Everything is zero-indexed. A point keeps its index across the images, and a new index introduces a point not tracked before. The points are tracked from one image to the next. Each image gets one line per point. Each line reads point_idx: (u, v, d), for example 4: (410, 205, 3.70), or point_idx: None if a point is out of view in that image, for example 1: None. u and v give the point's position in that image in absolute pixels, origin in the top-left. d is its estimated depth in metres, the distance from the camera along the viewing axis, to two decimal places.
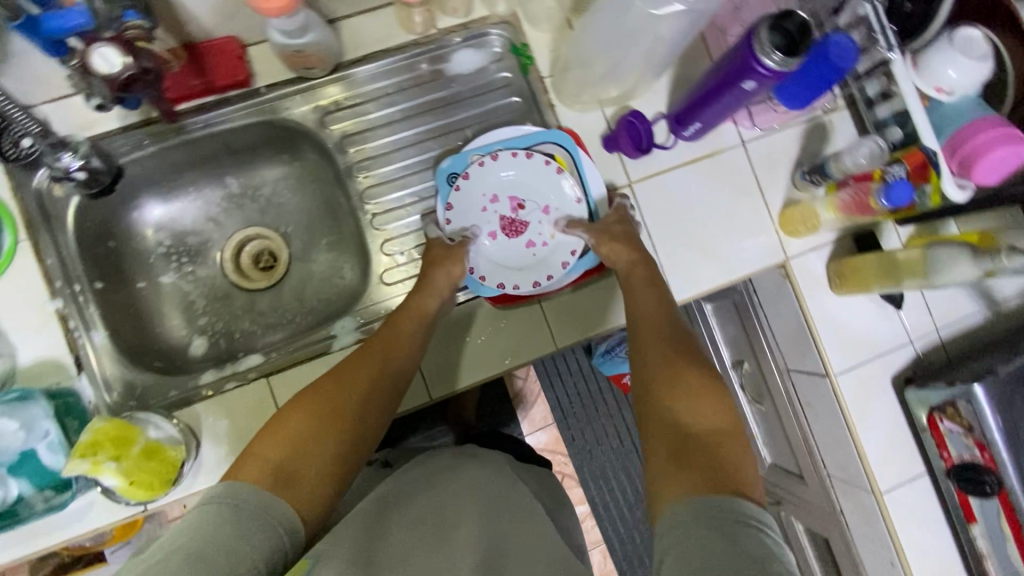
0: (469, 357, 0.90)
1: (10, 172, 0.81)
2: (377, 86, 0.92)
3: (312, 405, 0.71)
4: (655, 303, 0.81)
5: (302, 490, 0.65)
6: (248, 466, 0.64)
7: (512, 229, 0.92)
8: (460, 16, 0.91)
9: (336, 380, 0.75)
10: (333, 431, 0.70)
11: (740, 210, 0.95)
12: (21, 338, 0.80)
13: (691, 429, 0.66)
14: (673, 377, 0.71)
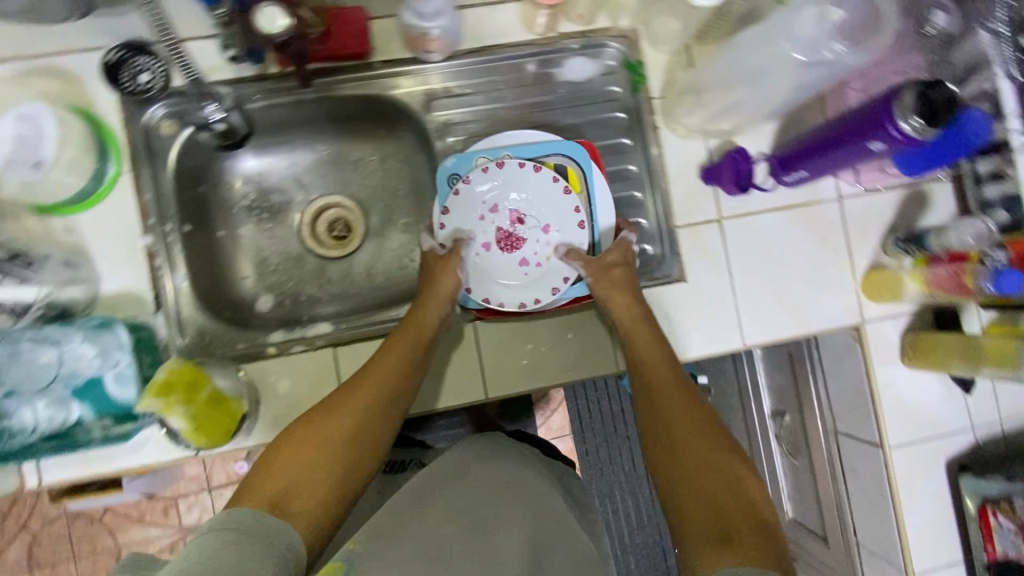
0: (475, 377, 0.89)
1: (123, 105, 0.82)
2: (486, 79, 0.92)
3: (306, 430, 0.70)
4: (664, 373, 0.81)
5: (301, 517, 0.63)
6: (247, 498, 0.63)
7: (508, 243, 0.92)
8: (582, 23, 0.90)
9: (330, 405, 0.73)
10: (329, 457, 0.69)
11: (824, 265, 0.93)
12: (108, 267, 0.81)
13: (720, 505, 0.65)
14: (690, 453, 0.71)
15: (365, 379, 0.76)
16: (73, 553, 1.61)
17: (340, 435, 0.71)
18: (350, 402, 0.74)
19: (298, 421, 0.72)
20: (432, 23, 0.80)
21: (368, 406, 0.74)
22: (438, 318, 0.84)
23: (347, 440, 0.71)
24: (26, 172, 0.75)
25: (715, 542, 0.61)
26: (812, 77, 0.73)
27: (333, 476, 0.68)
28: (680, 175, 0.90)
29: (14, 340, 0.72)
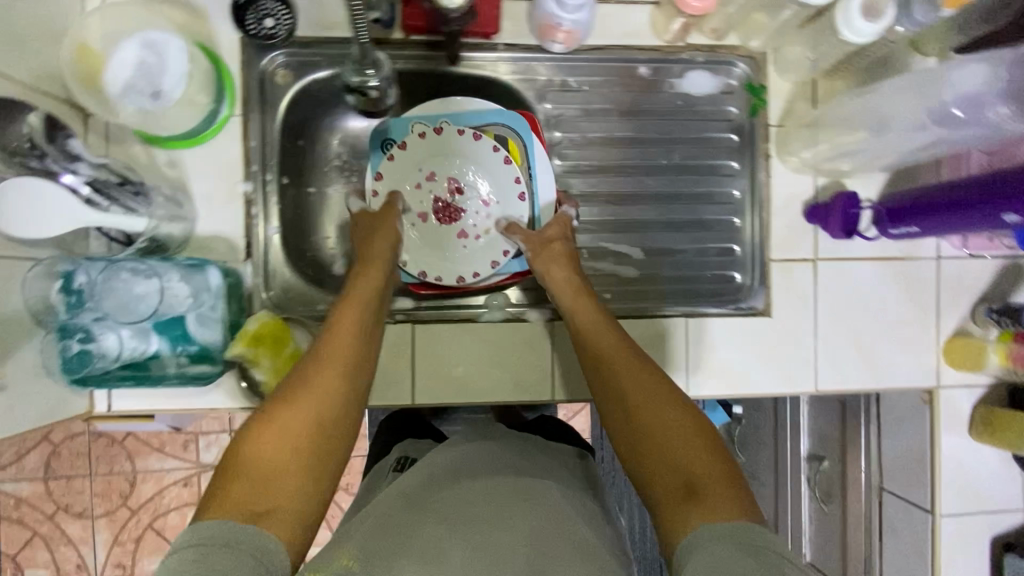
0: (474, 367, 0.85)
1: (244, 47, 0.82)
2: (604, 77, 0.89)
3: (270, 423, 0.61)
4: (597, 326, 0.75)
5: (285, 517, 0.56)
6: (216, 508, 0.54)
7: (448, 215, 0.91)
8: (713, 37, 0.88)
9: (288, 391, 0.64)
10: (297, 446, 0.60)
11: (911, 323, 0.91)
12: (205, 207, 0.81)
13: (690, 467, 0.61)
14: (643, 414, 0.66)
15: (324, 346, 0.68)
16: (90, 471, 1.60)
17: (309, 419, 0.62)
18: (315, 380, 0.65)
19: (255, 414, 0.62)
20: (570, 17, 0.77)
21: (337, 387, 0.65)
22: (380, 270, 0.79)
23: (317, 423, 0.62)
24: (144, 103, 0.74)
25: (683, 497, 0.59)
26: (960, 137, 0.71)
27: (307, 463, 0.60)
28: (783, 209, 0.89)
29: (117, 267, 0.72)
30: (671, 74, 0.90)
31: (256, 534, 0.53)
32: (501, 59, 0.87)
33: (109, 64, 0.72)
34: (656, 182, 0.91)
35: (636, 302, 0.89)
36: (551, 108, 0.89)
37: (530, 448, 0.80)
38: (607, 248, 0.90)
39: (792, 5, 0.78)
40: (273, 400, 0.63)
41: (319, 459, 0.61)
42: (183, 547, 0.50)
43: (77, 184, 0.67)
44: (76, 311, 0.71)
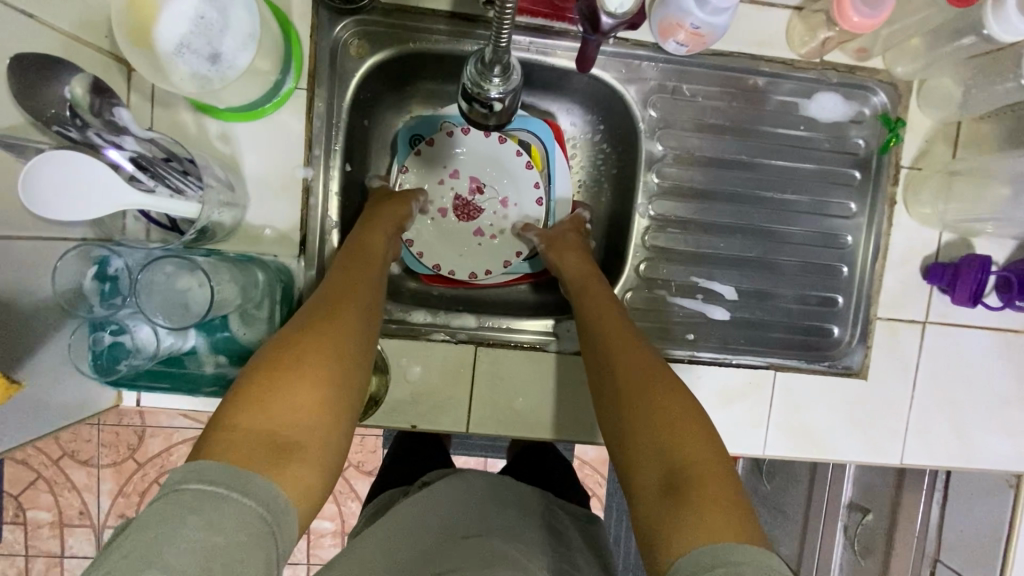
0: (517, 394, 0.76)
1: (317, 10, 0.71)
2: (721, 90, 0.78)
3: (285, 356, 0.52)
4: (605, 301, 0.69)
5: (302, 465, 0.48)
6: (219, 445, 0.46)
7: (465, 212, 0.85)
8: (855, 58, 0.77)
9: (303, 325, 0.55)
10: (316, 381, 0.52)
11: (1016, 404, 0.82)
12: (259, 192, 0.73)
13: (685, 457, 0.53)
14: (641, 393, 0.58)
15: (343, 285, 0.61)
16: (97, 420, 1.53)
17: (329, 356, 0.54)
18: (335, 317, 0.57)
19: (265, 349, 0.54)
20: (706, 18, 0.65)
21: (356, 328, 0.58)
22: (396, 220, 0.73)
23: (338, 362, 0.54)
24: (200, 66, 0.62)
25: (665, 496, 0.52)
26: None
27: (328, 404, 0.52)
28: (899, 263, 0.79)
29: (161, 258, 0.61)
30: (796, 92, 0.79)
31: (263, 481, 0.45)
32: (607, 56, 0.75)
33: (162, 15, 0.60)
34: (758, 214, 0.81)
35: (721, 347, 0.80)
36: (656, 117, 0.78)
37: (512, 500, 0.71)
38: (699, 284, 0.81)
39: (969, 36, 0.66)
40: (286, 333, 0.55)
41: (339, 406, 0.53)
42: (183, 489, 0.42)
43: (122, 159, 0.56)
44: (110, 301, 0.62)
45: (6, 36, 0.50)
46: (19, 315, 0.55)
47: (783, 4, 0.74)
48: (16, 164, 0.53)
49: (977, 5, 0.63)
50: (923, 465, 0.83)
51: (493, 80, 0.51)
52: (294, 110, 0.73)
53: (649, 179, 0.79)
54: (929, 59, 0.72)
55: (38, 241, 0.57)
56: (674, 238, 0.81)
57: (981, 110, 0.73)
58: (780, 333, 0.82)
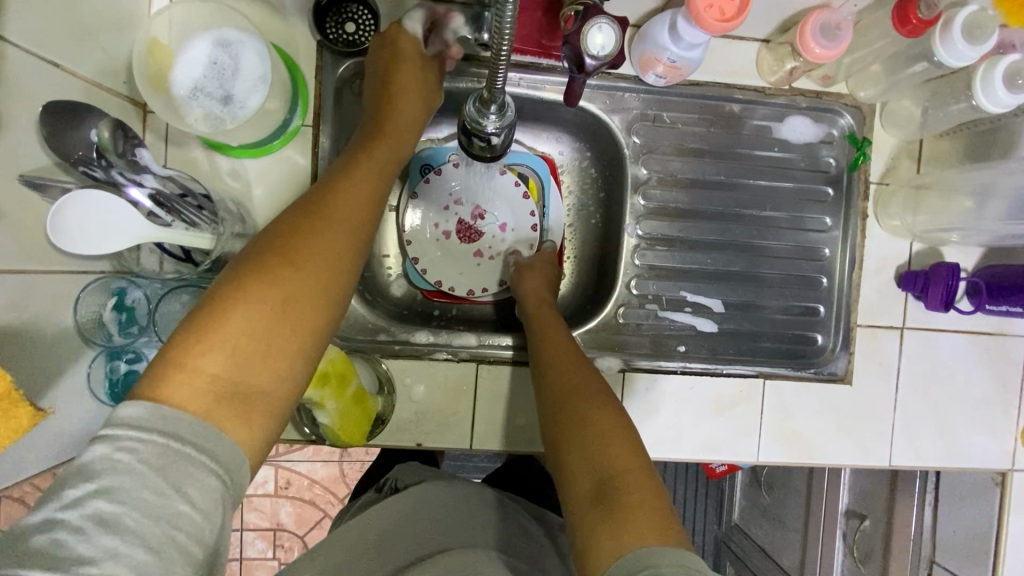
0: (516, 408, 0.79)
1: (320, 53, 0.76)
2: (699, 116, 0.84)
3: (254, 286, 0.45)
4: (549, 328, 0.73)
5: (263, 411, 0.44)
6: (173, 386, 0.41)
7: (466, 235, 0.89)
8: (821, 84, 0.82)
9: (275, 250, 0.47)
10: (286, 321, 0.46)
11: (992, 404, 0.86)
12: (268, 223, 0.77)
13: (613, 462, 0.54)
14: (580, 405, 0.60)
15: (329, 204, 0.52)
16: None
17: (307, 292, 0.47)
18: (311, 246, 0.48)
19: (230, 273, 0.46)
20: (681, 53, 0.71)
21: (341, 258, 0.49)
22: (396, 135, 0.63)
23: (312, 298, 0.47)
24: (213, 107, 0.67)
25: (592, 503, 0.52)
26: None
27: (300, 345, 0.47)
28: (875, 273, 0.84)
29: (179, 290, 0.67)
30: (766, 116, 0.84)
31: (217, 431, 0.41)
32: (592, 88, 0.81)
33: (178, 61, 0.66)
34: (740, 231, 0.86)
35: (711, 358, 0.84)
36: (640, 143, 0.83)
37: (489, 509, 0.72)
38: (687, 298, 0.86)
39: (922, 62, 0.72)
40: (256, 258, 0.47)
41: (315, 346, 0.48)
42: (133, 439, 0.39)
43: (142, 197, 0.61)
44: (127, 331, 0.67)
45: (37, 88, 0.54)
46: (44, 345, 0.58)
47: (752, 37, 0.80)
48: (44, 204, 0.57)
49: (928, 36, 0.69)
50: (910, 467, 0.86)
51: (490, 117, 0.55)
52: (301, 144, 0.77)
53: (637, 201, 0.84)
54: (890, 83, 0.78)
55: (63, 275, 0.60)
56: (663, 255, 0.85)
57: (940, 128, 0.79)
58: (766, 342, 0.86)
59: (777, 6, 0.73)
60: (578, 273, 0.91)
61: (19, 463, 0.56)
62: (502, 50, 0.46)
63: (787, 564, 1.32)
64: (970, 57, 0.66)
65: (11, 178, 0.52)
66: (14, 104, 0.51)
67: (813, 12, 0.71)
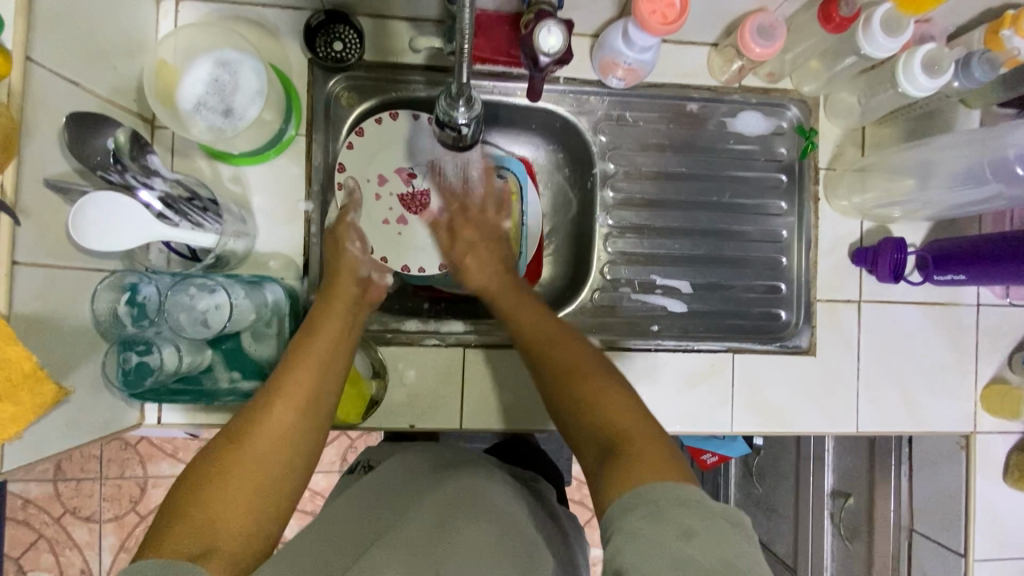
0: (503, 387, 0.85)
1: (311, 70, 0.84)
2: (659, 114, 0.91)
3: (218, 469, 0.56)
4: (513, 298, 0.76)
5: (231, 557, 0.52)
6: (157, 546, 0.50)
7: (415, 204, 0.89)
8: (767, 81, 0.91)
9: (240, 430, 0.59)
10: (242, 491, 0.56)
11: (949, 369, 0.92)
12: (266, 224, 0.84)
13: (615, 427, 0.58)
14: (568, 376, 0.64)
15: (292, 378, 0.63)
16: (100, 473, 1.45)
17: (261, 464, 0.57)
18: (262, 426, 0.59)
19: (201, 457, 0.58)
20: (635, 56, 0.79)
21: (284, 427, 0.60)
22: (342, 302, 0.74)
23: (265, 469, 0.58)
24: (215, 119, 0.74)
25: (602, 460, 0.57)
26: (1020, 193, 0.74)
27: (259, 507, 0.56)
28: (830, 251, 0.91)
29: (185, 282, 0.72)
30: (724, 112, 0.92)
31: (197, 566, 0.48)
32: (559, 93, 0.89)
33: (182, 81, 0.74)
34: (704, 217, 0.93)
35: (683, 335, 0.90)
36: (606, 141, 0.91)
37: (479, 461, 0.75)
38: (658, 281, 0.92)
39: (852, 56, 0.81)
40: (227, 438, 0.59)
41: (269, 502, 0.57)
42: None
43: (152, 199, 0.67)
44: (140, 322, 0.69)
45: (61, 103, 0.62)
46: (62, 333, 0.63)
47: (702, 42, 0.89)
48: (64, 206, 0.63)
49: (853, 32, 0.77)
50: (876, 432, 0.91)
51: (459, 110, 0.62)
52: (294, 152, 0.84)
53: (605, 194, 0.92)
54: (828, 76, 0.86)
55: (80, 271, 0.66)
56: (634, 243, 0.92)
57: (877, 116, 0.87)
58: (735, 320, 0.93)
59: (719, 12, 0.81)
60: (557, 263, 0.97)
61: (40, 443, 0.60)
62: (464, 50, 0.54)
63: (783, 551, 1.34)
64: (889, 48, 0.74)
65: (37, 181, 0.59)
66: (41, 115, 0.59)
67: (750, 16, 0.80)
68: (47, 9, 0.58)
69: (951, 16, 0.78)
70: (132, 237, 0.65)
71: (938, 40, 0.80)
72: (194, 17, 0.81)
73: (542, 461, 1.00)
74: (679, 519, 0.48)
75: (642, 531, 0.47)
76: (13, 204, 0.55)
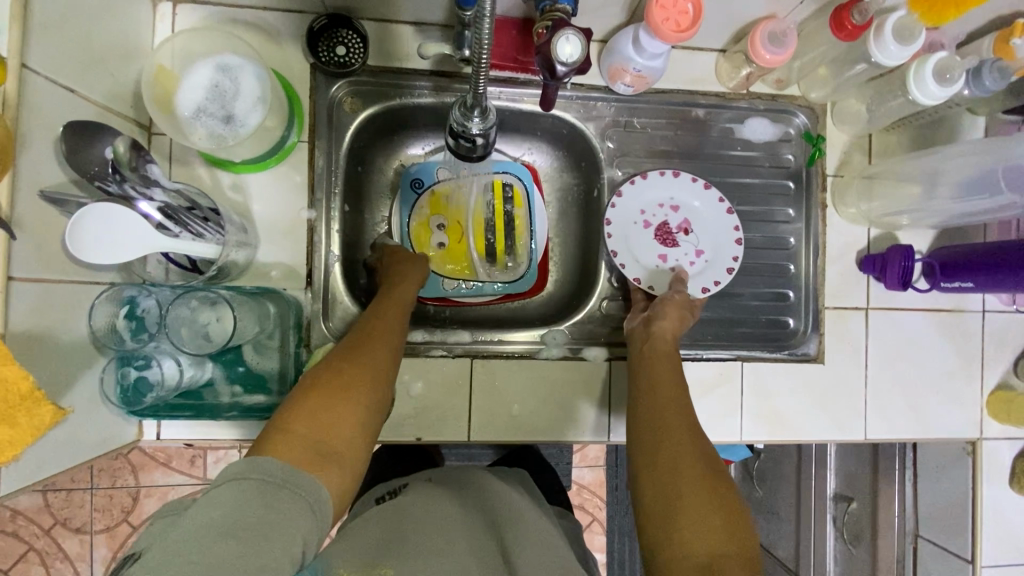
0: (511, 397, 0.83)
1: (314, 74, 0.82)
2: (665, 119, 0.90)
3: (333, 375, 0.58)
4: (667, 377, 0.71)
5: (340, 471, 0.52)
6: (275, 446, 0.51)
7: (662, 236, 0.92)
8: (775, 87, 0.90)
9: (353, 349, 0.62)
10: (357, 398, 0.57)
11: (954, 377, 0.92)
12: (268, 234, 0.82)
13: (719, 550, 0.55)
14: (683, 477, 0.60)
15: (377, 323, 0.68)
16: (92, 482, 1.42)
17: (373, 379, 0.60)
18: (370, 352, 0.62)
19: (313, 370, 0.60)
20: (644, 63, 0.78)
21: (386, 357, 0.63)
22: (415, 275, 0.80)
23: (375, 384, 0.60)
24: (216, 126, 0.72)
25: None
26: None
27: (365, 423, 0.57)
28: (838, 258, 0.91)
29: (187, 295, 0.69)
30: (731, 119, 0.91)
31: (309, 479, 0.49)
32: (566, 99, 0.87)
33: (181, 87, 0.71)
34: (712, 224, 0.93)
35: (691, 343, 0.89)
36: (613, 147, 0.91)
37: (502, 479, 0.78)
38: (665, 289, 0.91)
39: (861, 64, 0.80)
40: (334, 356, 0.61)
41: (372, 418, 0.58)
42: (237, 482, 0.46)
43: (151, 210, 0.65)
44: (138, 337, 0.68)
45: (56, 112, 0.59)
46: (61, 350, 0.61)
47: (709, 47, 0.88)
48: (60, 218, 0.61)
49: (863, 39, 0.77)
50: (884, 438, 0.91)
51: (474, 120, 0.62)
52: (296, 160, 0.82)
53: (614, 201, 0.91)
54: (836, 83, 0.86)
55: (76, 285, 0.64)
56: (641, 253, 0.91)
57: (885, 123, 0.87)
58: (742, 328, 0.92)
59: (727, 19, 0.80)
60: (561, 273, 0.96)
61: (38, 464, 0.58)
62: (482, 60, 0.53)
63: (784, 554, 1.34)
64: (901, 56, 0.74)
65: (33, 193, 0.56)
66: (36, 124, 0.56)
67: (760, 23, 0.79)
68: (42, 15, 0.56)
69: (960, 23, 0.77)
70: (132, 251, 0.63)
71: (948, 48, 0.79)
72: (193, 20, 0.79)
73: (547, 470, 0.99)
74: None
75: None
76: (9, 218, 0.53)
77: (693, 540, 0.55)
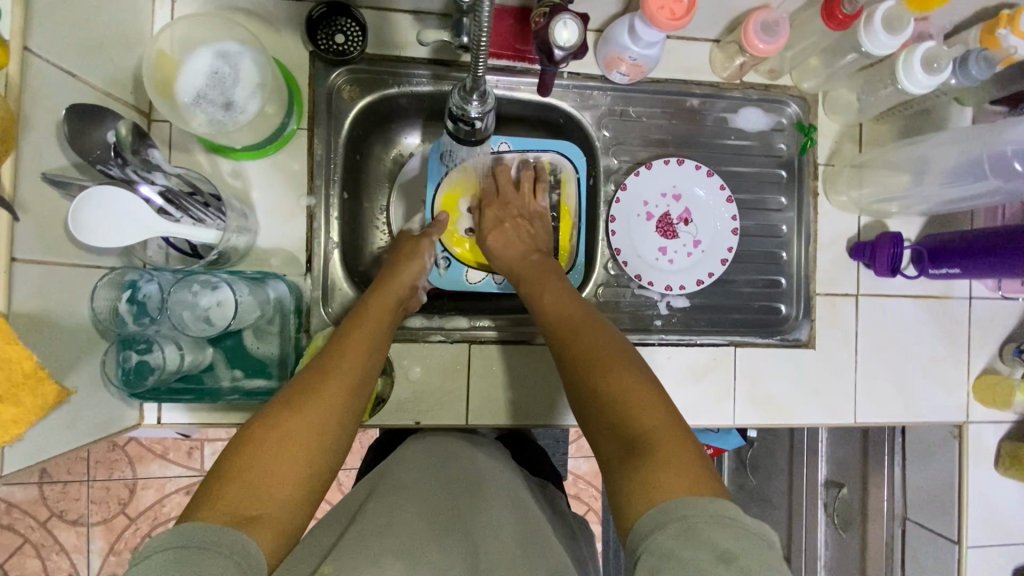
0: (509, 381, 0.85)
1: (313, 62, 0.83)
2: (660, 109, 0.92)
3: (269, 429, 0.56)
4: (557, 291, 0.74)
5: (270, 530, 0.51)
6: (203, 509, 0.50)
7: (664, 228, 0.94)
8: (768, 77, 0.92)
9: (297, 396, 0.59)
10: (295, 456, 0.55)
11: (941, 361, 0.94)
12: (268, 220, 0.82)
13: (640, 424, 0.55)
14: (591, 369, 0.61)
15: (337, 356, 0.65)
16: (88, 475, 1.42)
17: (318, 436, 0.57)
18: (317, 398, 0.59)
19: (255, 416, 0.57)
20: (640, 51, 0.79)
21: (336, 405, 0.60)
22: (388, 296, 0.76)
23: (321, 443, 0.57)
24: (215, 113, 0.72)
25: (625, 457, 0.54)
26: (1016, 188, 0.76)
27: (304, 480, 0.55)
28: (829, 246, 0.92)
29: (188, 279, 0.71)
30: (725, 108, 0.93)
31: (235, 539, 0.48)
32: (563, 88, 0.89)
33: (182, 72, 0.72)
34: (707, 212, 0.94)
35: (686, 330, 0.92)
36: (610, 136, 0.92)
37: (489, 452, 0.77)
38: (659, 278, 0.93)
39: (852, 53, 0.82)
40: (276, 406, 0.58)
41: (312, 473, 0.56)
42: (156, 555, 0.45)
43: (152, 194, 0.67)
44: (141, 320, 0.69)
45: (59, 95, 0.60)
46: (63, 333, 0.61)
47: (704, 38, 0.89)
48: (63, 200, 0.61)
49: (854, 29, 0.78)
50: (873, 422, 0.93)
51: (473, 104, 0.63)
52: (295, 147, 0.83)
53: (608, 188, 0.93)
54: (828, 73, 0.87)
55: (79, 269, 0.64)
56: (635, 241, 0.93)
57: (874, 113, 0.88)
58: (735, 314, 0.94)
59: (721, 9, 0.82)
60: None
61: (41, 446, 0.59)
62: (481, 45, 0.54)
63: None
64: (890, 45, 0.75)
65: (36, 175, 0.57)
66: (39, 107, 0.57)
67: (753, 13, 0.80)
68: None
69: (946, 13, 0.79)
70: (131, 237, 0.63)
71: (936, 39, 0.81)
72: (192, 7, 0.79)
73: (544, 457, 1.00)
74: (712, 539, 0.46)
75: (677, 551, 0.46)
76: (11, 199, 0.53)
77: (611, 431, 0.57)
